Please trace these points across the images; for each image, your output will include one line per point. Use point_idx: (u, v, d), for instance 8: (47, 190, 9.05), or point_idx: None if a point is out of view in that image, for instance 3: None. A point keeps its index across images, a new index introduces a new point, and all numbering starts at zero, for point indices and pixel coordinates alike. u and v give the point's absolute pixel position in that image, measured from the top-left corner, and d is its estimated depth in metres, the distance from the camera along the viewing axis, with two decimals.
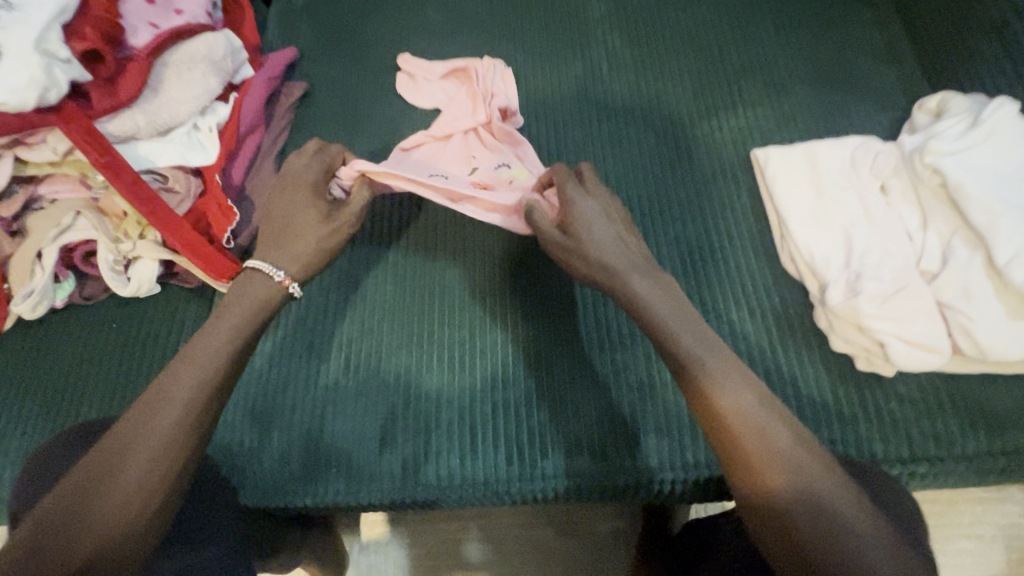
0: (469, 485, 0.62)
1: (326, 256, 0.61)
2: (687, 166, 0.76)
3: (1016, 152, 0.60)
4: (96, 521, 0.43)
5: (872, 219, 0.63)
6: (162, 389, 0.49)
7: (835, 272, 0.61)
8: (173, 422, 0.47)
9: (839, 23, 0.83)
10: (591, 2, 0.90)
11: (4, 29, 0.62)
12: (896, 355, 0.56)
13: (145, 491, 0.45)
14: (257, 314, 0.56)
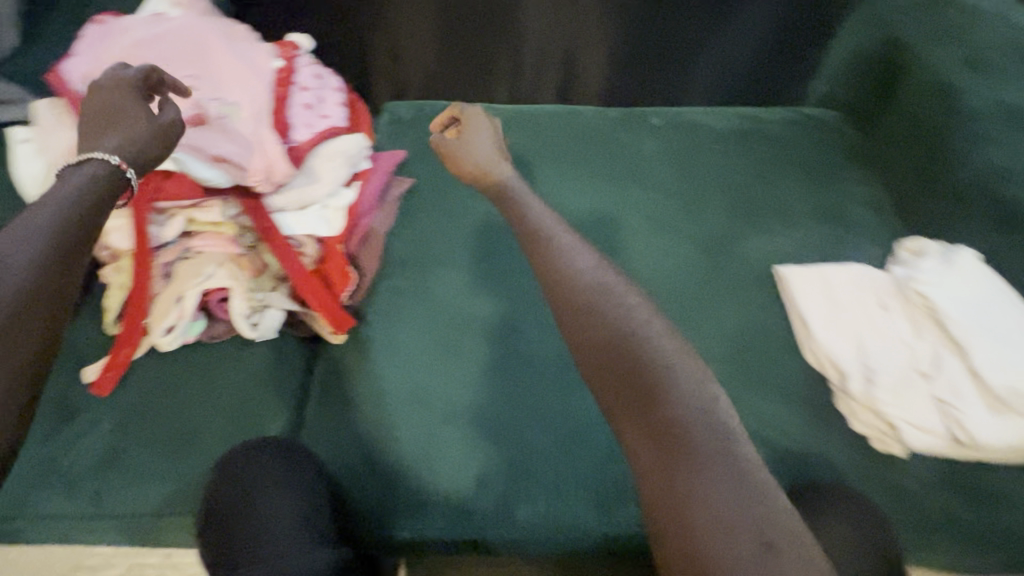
0: (554, 525, 0.71)
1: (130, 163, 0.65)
2: (725, 278, 0.94)
3: (985, 285, 0.78)
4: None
5: (877, 328, 0.80)
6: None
7: (853, 370, 0.77)
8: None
9: (835, 179, 1.08)
10: (643, 141, 1.14)
11: (223, 125, 0.82)
12: (905, 435, 0.73)
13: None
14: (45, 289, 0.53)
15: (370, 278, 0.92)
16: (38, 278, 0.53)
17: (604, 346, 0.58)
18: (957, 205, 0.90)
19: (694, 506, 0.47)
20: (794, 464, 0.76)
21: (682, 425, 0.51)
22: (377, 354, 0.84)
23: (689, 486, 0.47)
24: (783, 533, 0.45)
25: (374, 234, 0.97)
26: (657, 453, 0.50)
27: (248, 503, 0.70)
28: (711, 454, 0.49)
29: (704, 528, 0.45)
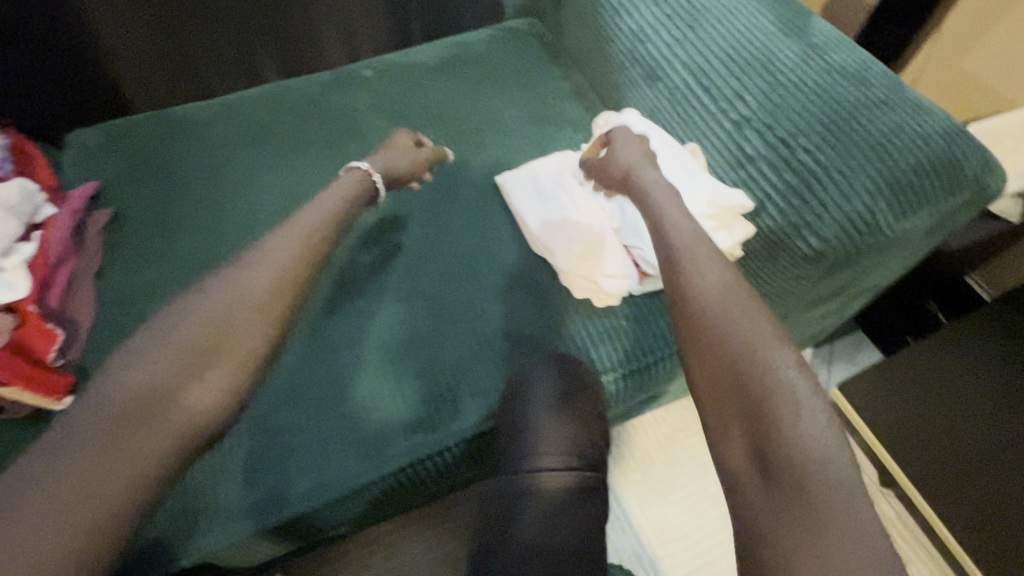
0: (327, 488, 0.73)
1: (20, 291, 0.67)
2: (452, 203, 0.98)
3: (646, 137, 0.89)
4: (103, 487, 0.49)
5: (576, 203, 0.88)
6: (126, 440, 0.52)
7: (558, 247, 0.85)
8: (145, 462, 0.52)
9: (538, 81, 1.14)
10: (356, 97, 1.13)
11: None
12: (605, 288, 0.82)
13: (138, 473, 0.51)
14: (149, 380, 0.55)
15: (86, 331, 0.85)
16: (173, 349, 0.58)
17: (731, 385, 0.54)
18: (622, 73, 1.00)
19: (772, 407, 0.50)
20: (534, 347, 0.82)
21: (736, 345, 0.55)
22: None
23: (774, 389, 0.51)
24: (815, 410, 0.50)
25: (80, 281, 0.89)
26: (726, 379, 0.54)
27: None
28: (772, 357, 0.54)
29: (783, 427, 0.49)
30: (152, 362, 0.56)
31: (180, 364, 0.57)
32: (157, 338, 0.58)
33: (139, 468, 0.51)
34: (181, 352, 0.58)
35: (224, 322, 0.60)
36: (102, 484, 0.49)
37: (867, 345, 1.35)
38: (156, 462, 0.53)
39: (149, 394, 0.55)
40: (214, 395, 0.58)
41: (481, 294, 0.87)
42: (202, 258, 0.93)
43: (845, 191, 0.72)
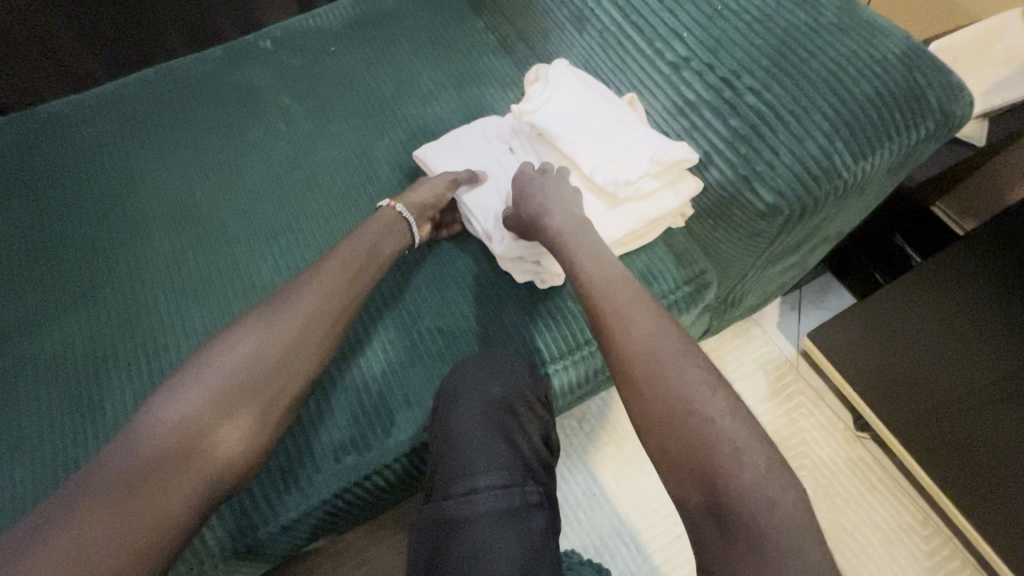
0: (253, 527, 0.66)
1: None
2: (374, 188, 0.88)
3: (578, 92, 0.78)
4: (149, 516, 0.52)
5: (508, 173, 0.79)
6: (155, 482, 0.53)
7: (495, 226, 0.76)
8: (175, 501, 0.54)
9: (460, 37, 1.02)
10: (255, 75, 0.99)
11: None
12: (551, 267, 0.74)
13: (168, 515, 0.53)
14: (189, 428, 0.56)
15: None
16: (210, 402, 0.58)
17: (662, 418, 0.52)
18: (548, 19, 0.88)
19: (693, 428, 0.50)
20: (474, 343, 0.74)
21: (650, 369, 0.54)
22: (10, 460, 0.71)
23: (691, 411, 0.51)
24: (738, 429, 0.50)
25: None
26: (644, 405, 0.54)
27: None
28: (693, 374, 0.53)
29: (705, 451, 0.49)
30: (202, 403, 0.58)
31: (225, 411, 0.58)
32: (234, 367, 0.60)
33: (174, 505, 0.54)
34: (245, 393, 0.60)
35: (281, 366, 0.62)
36: (119, 534, 0.50)
37: (835, 287, 1.30)
38: (191, 498, 0.55)
39: (188, 440, 0.56)
40: (241, 442, 0.59)
41: (412, 289, 0.78)
42: (91, 279, 0.82)
43: (797, 132, 0.63)
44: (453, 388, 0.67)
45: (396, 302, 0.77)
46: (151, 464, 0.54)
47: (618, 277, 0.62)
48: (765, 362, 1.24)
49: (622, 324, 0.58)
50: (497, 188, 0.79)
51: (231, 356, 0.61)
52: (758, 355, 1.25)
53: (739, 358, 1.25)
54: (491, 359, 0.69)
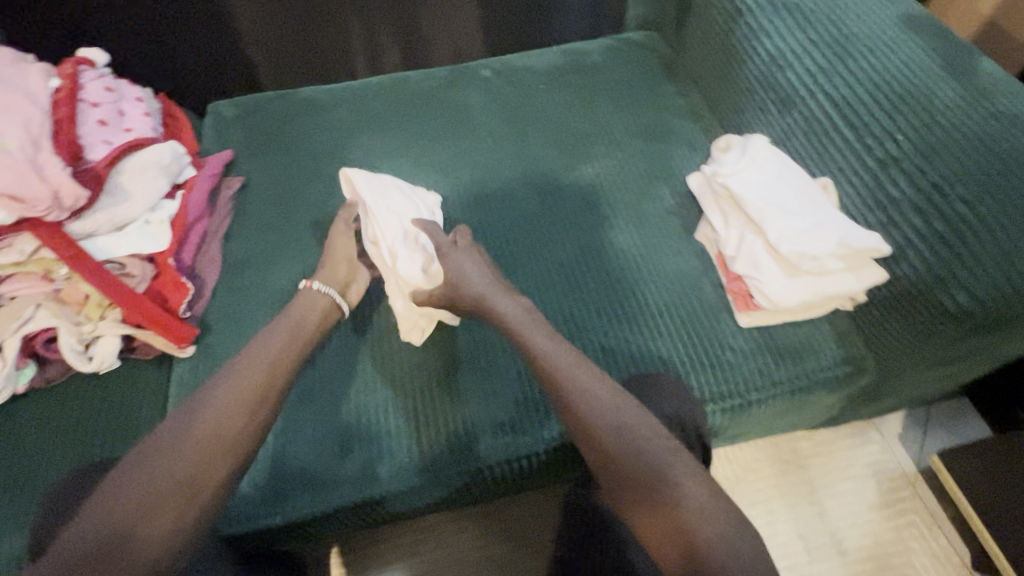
0: (418, 475, 0.74)
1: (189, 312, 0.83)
2: (559, 209, 0.98)
3: (775, 166, 0.85)
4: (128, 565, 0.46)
5: None
6: (132, 528, 0.48)
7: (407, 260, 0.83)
8: (153, 551, 0.48)
9: (655, 97, 1.12)
10: (472, 96, 1.15)
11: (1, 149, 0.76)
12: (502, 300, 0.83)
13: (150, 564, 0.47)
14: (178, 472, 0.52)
15: (211, 287, 0.92)
16: (187, 447, 0.54)
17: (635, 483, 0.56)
18: (753, 99, 0.97)
19: (666, 491, 0.54)
20: (632, 366, 0.80)
21: (620, 440, 0.58)
22: (228, 360, 0.85)
23: (654, 479, 0.55)
24: (702, 494, 0.54)
25: (209, 242, 0.96)
26: (617, 469, 0.57)
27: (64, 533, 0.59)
28: (664, 448, 0.57)
29: (673, 508, 0.53)
30: (197, 433, 0.55)
31: (211, 442, 0.55)
32: (207, 404, 0.58)
33: (150, 558, 0.47)
34: (232, 417, 0.57)
35: (259, 396, 0.61)
36: None
37: (970, 415, 1.24)
38: (164, 554, 0.48)
39: (171, 461, 0.52)
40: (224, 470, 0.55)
41: (581, 306, 0.86)
42: (315, 232, 0.97)
43: (1005, 247, 0.66)
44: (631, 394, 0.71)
45: (566, 313, 0.85)
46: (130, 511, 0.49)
47: (575, 363, 0.66)
48: (880, 471, 1.20)
49: (593, 399, 0.62)
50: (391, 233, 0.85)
51: (200, 410, 0.57)
52: (874, 462, 1.20)
53: (853, 459, 1.21)
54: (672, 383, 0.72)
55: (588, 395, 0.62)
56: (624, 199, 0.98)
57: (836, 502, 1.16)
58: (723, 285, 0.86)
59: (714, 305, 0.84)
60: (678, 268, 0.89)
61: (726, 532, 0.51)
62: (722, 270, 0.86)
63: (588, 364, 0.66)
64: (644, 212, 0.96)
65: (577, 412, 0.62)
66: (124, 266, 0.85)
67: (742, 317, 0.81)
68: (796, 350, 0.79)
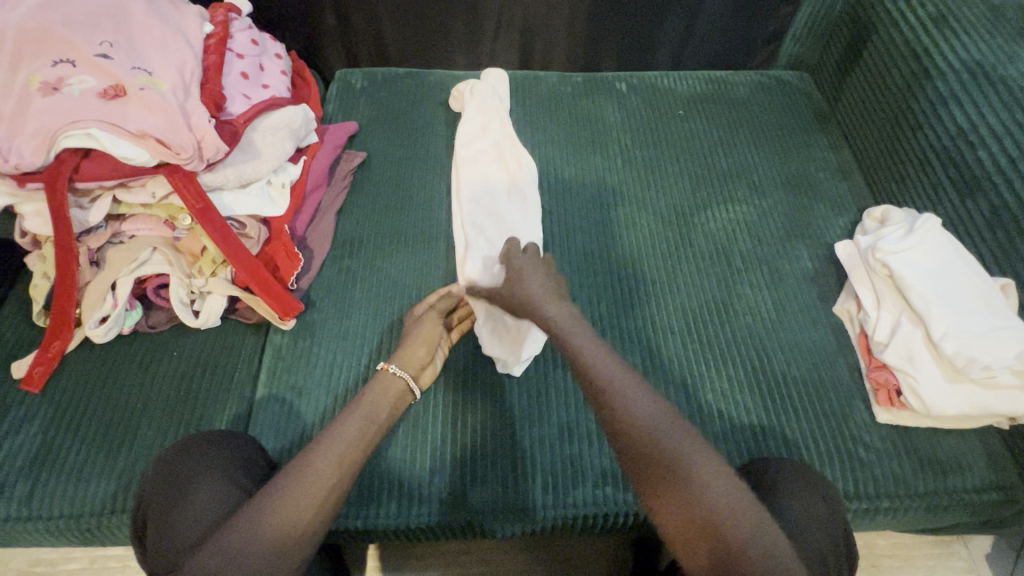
0: (509, 508, 0.69)
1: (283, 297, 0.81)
2: (685, 249, 0.92)
3: (945, 254, 0.77)
4: (279, 526, 0.53)
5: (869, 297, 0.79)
6: (287, 498, 0.55)
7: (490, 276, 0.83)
8: (299, 517, 0.55)
9: (802, 146, 1.05)
10: (606, 109, 1.09)
11: (153, 91, 0.75)
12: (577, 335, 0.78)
13: (297, 530, 0.54)
14: (336, 461, 0.59)
15: (319, 261, 0.89)
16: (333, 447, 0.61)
17: (654, 466, 0.53)
18: (926, 172, 0.88)
19: (688, 480, 0.51)
20: (751, 440, 0.74)
21: (643, 434, 0.54)
22: (327, 342, 0.82)
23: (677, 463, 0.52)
24: (722, 482, 0.51)
25: (322, 214, 0.94)
26: (641, 461, 0.54)
27: (171, 499, 0.58)
28: (686, 442, 0.53)
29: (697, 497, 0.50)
30: (284, 506, 0.55)
31: (297, 518, 0.54)
32: (295, 475, 0.57)
33: (296, 523, 0.54)
34: (318, 494, 0.56)
35: (343, 473, 0.59)
36: (260, 537, 0.52)
37: None
38: (307, 524, 0.55)
39: (260, 532, 0.52)
40: (306, 546, 0.55)
41: (701, 361, 0.80)
42: (429, 224, 0.94)
43: None
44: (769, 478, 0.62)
45: (683, 366, 0.80)
46: (291, 483, 0.57)
47: (599, 353, 0.62)
48: None
49: (612, 386, 0.59)
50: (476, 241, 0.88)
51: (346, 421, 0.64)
52: None
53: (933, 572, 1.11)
54: (817, 480, 0.62)
55: (615, 389, 0.58)
56: (758, 253, 0.91)
57: None
58: (861, 370, 0.78)
59: (849, 391, 0.77)
60: (812, 341, 0.82)
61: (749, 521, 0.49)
62: (862, 354, 0.79)
63: (614, 359, 0.62)
64: (779, 270, 0.89)
65: (599, 392, 0.59)
66: (243, 227, 0.84)
67: (880, 412, 0.74)
68: (938, 461, 0.71)
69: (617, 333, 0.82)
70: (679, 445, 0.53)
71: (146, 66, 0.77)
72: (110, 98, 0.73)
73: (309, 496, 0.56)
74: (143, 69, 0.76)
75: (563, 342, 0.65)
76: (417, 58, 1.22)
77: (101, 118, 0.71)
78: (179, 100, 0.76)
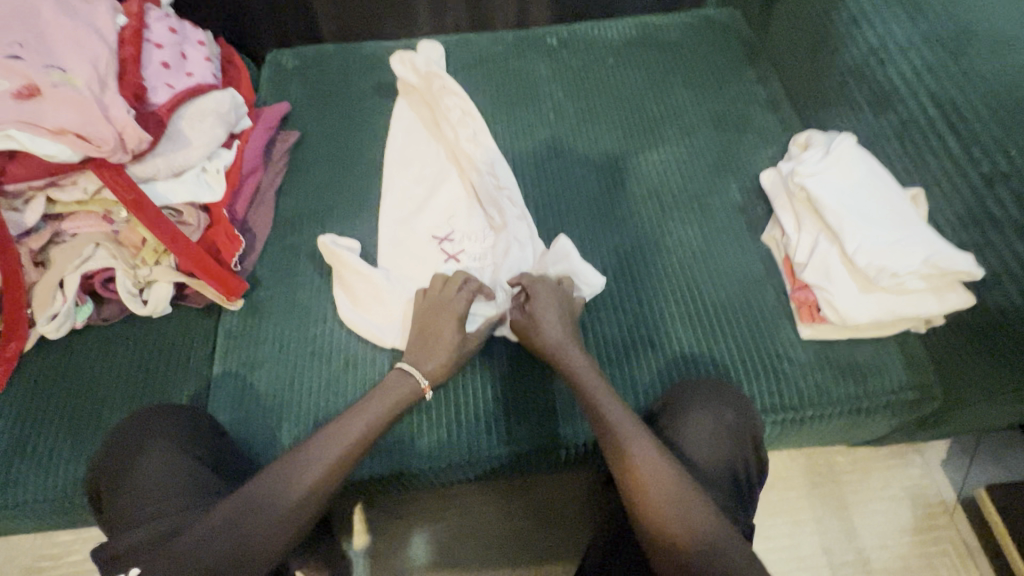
0: (455, 452, 0.74)
1: (224, 279, 0.83)
2: (618, 194, 0.93)
3: (857, 172, 0.79)
4: (257, 519, 0.55)
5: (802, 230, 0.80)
6: (271, 489, 0.57)
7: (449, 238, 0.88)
8: (276, 510, 0.56)
9: (732, 81, 1.05)
10: (537, 65, 1.10)
11: (68, 87, 0.76)
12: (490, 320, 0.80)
13: (276, 524, 0.55)
14: (328, 458, 0.60)
15: (263, 242, 0.92)
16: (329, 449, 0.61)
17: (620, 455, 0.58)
18: (844, 95, 0.89)
19: (665, 505, 0.54)
20: (681, 366, 0.77)
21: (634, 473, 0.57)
22: (276, 317, 0.85)
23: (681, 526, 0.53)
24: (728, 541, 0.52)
25: (262, 196, 0.96)
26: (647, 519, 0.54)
27: (132, 464, 0.63)
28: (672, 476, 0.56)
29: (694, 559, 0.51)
30: (266, 503, 0.56)
31: (278, 516, 0.56)
32: (287, 471, 0.58)
33: (275, 516, 0.56)
34: (297, 495, 0.57)
35: (330, 470, 0.60)
36: (237, 530, 0.54)
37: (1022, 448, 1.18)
38: (287, 517, 0.56)
39: (238, 526, 0.54)
40: (281, 541, 0.56)
41: (634, 299, 0.83)
42: (368, 195, 0.95)
43: None
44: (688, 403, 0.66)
45: (617, 306, 0.82)
46: (279, 476, 0.58)
47: (621, 411, 0.61)
48: (917, 494, 1.16)
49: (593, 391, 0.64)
50: (432, 203, 0.92)
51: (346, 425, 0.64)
52: (911, 484, 1.16)
53: (889, 479, 1.17)
54: (726, 393, 0.67)
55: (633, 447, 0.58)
56: (690, 191, 0.93)
57: (867, 522, 1.13)
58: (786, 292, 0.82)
59: (775, 311, 0.80)
60: (741, 269, 0.85)
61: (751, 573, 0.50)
62: (787, 276, 0.82)
63: (628, 415, 0.61)
64: (709, 206, 0.91)
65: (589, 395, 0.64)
66: (181, 214, 0.85)
67: (804, 328, 0.77)
68: (859, 368, 0.75)
69: None
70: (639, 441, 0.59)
71: (60, 63, 0.78)
72: (26, 99, 0.74)
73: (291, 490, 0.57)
74: (57, 67, 0.77)
75: (586, 396, 0.64)
76: (348, 32, 1.21)
77: (19, 119, 0.72)
78: (97, 95, 0.77)
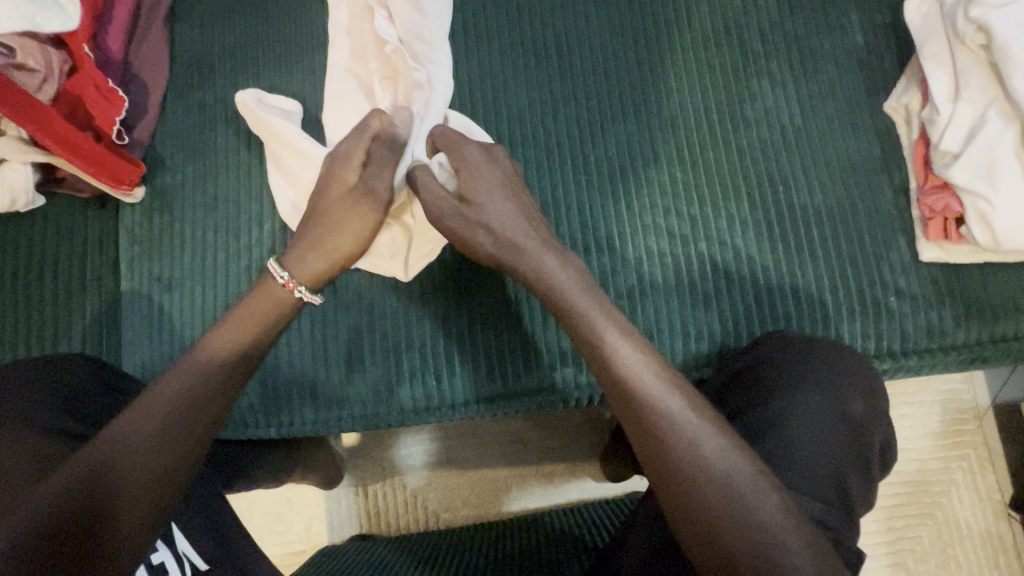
0: (447, 406, 0.57)
1: (107, 160, 0.57)
2: (681, 28, 0.62)
3: None
4: (109, 480, 0.38)
5: (965, 97, 0.53)
6: (123, 436, 0.39)
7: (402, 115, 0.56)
8: (134, 464, 0.39)
9: None
10: None
11: None
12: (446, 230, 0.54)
13: (138, 483, 0.38)
14: (205, 386, 0.43)
15: (160, 100, 0.63)
16: (208, 371, 0.43)
17: (626, 397, 0.42)
18: None
19: (691, 462, 0.39)
20: (756, 298, 0.56)
21: (649, 420, 0.41)
22: (191, 216, 0.61)
23: (693, 467, 0.39)
24: (761, 492, 0.38)
25: (147, 23, 0.64)
26: (649, 459, 0.40)
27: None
28: (697, 425, 0.40)
29: (711, 514, 0.37)
30: (119, 457, 0.38)
31: (143, 473, 0.39)
32: (147, 407, 0.41)
33: (135, 471, 0.38)
34: (165, 442, 0.40)
35: (209, 401, 0.42)
36: (69, 496, 0.37)
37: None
38: (156, 471, 0.39)
39: (71, 488, 0.37)
40: (145, 507, 0.38)
41: (696, 199, 0.58)
42: (306, 24, 0.64)
43: None
44: (789, 359, 0.51)
45: (671, 208, 0.58)
46: (136, 413, 0.40)
47: (625, 338, 0.44)
48: None
49: (574, 308, 0.46)
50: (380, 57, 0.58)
51: (225, 336, 0.45)
52: None
53: None
54: (856, 362, 0.51)
55: (646, 388, 0.42)
56: (787, 28, 0.62)
57: None
58: (910, 192, 0.58)
59: (889, 222, 0.58)
60: (849, 156, 0.60)
61: (801, 548, 0.36)
62: (917, 168, 0.57)
63: (635, 340, 0.44)
64: (813, 54, 0.62)
65: (575, 315, 0.46)
66: (15, 54, 0.54)
67: (928, 249, 0.56)
68: (988, 304, 0.56)
69: (581, 162, 0.59)
70: (650, 373, 0.42)
71: None
72: None
73: (157, 435, 0.40)
74: None
75: (556, 298, 0.47)
76: None
77: None
78: None
